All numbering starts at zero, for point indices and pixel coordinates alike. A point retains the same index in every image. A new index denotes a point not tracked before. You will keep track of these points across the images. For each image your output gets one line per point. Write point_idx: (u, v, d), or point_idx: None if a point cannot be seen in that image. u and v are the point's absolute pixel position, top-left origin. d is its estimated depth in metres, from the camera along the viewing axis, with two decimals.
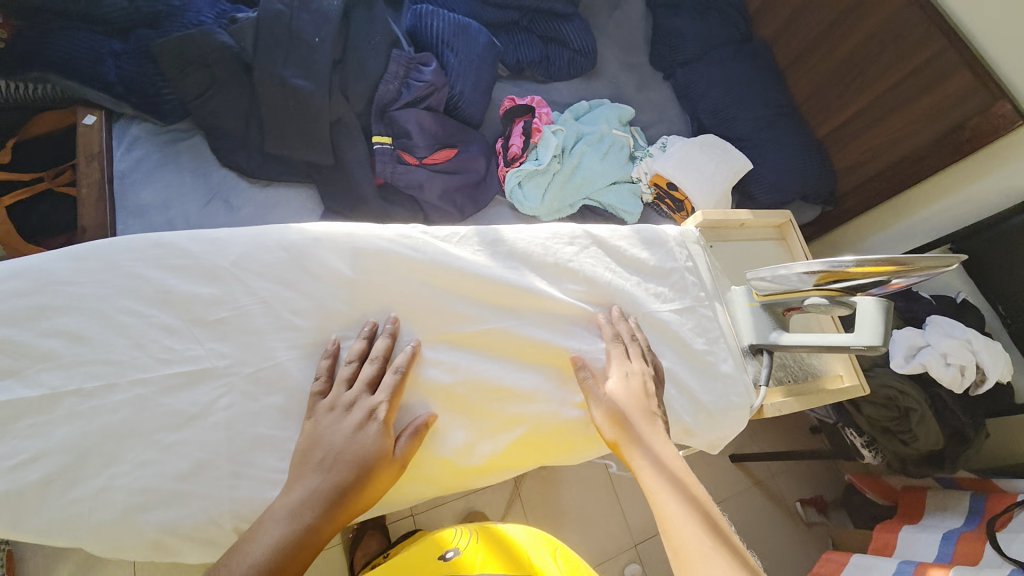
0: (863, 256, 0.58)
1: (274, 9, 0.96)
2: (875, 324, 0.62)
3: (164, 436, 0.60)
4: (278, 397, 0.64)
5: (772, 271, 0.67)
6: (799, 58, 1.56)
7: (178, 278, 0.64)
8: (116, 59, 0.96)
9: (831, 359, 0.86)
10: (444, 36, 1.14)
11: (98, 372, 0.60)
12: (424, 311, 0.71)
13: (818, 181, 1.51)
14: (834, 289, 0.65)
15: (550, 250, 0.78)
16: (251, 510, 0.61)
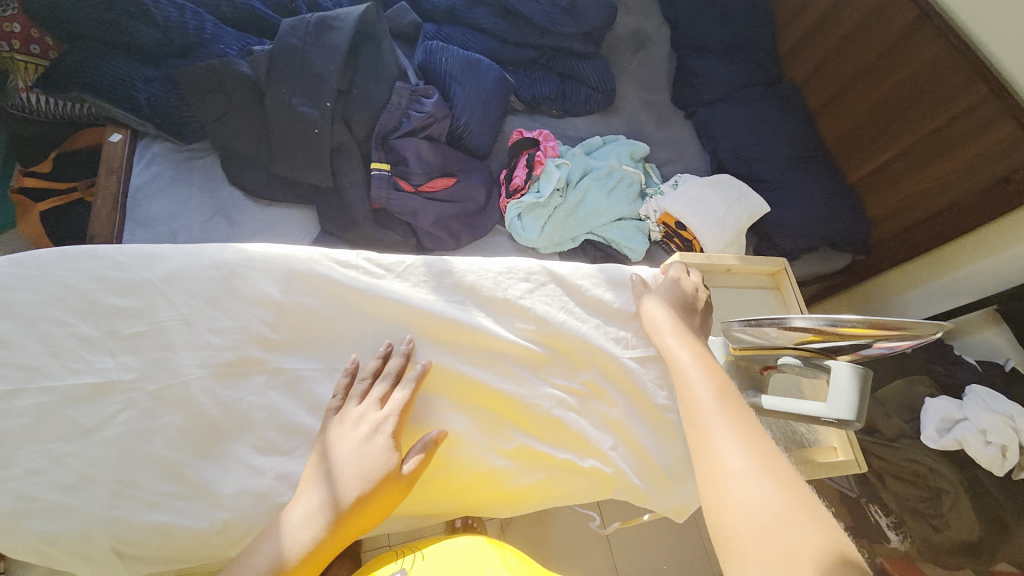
0: (843, 315, 0.52)
1: (289, 43, 1.02)
2: (848, 396, 0.55)
3: (57, 446, 0.60)
4: (176, 417, 0.63)
5: (746, 321, 0.60)
6: (831, 101, 1.49)
7: (124, 293, 0.65)
8: (147, 84, 1.04)
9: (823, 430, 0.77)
10: (453, 71, 1.17)
11: (9, 376, 0.61)
12: (354, 339, 0.70)
13: (849, 228, 1.41)
14: (808, 348, 0.59)
15: (501, 286, 0.75)
16: (131, 533, 0.58)
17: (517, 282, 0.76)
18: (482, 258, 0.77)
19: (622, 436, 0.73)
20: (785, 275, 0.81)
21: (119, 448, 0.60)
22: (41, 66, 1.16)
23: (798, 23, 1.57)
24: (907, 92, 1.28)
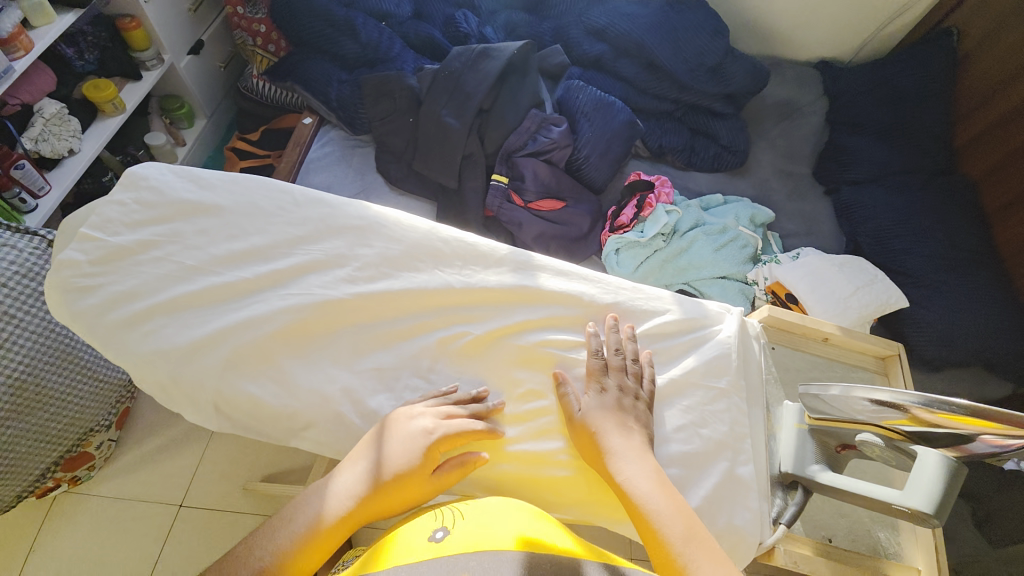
0: (935, 397, 0.47)
1: (452, 66, 1.19)
2: (930, 486, 0.50)
3: (187, 312, 0.60)
4: (267, 319, 0.60)
5: (822, 391, 0.55)
6: (1011, 206, 1.27)
7: (267, 199, 0.66)
8: (340, 84, 1.30)
9: (907, 542, 0.68)
10: (585, 108, 1.26)
11: (163, 235, 0.62)
12: (431, 304, 0.63)
13: (1009, 352, 1.16)
14: (894, 432, 0.53)
15: (585, 285, 0.66)
16: (221, 399, 0.59)
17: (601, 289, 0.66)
18: (575, 266, 0.67)
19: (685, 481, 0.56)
20: (897, 361, 0.70)
21: (240, 338, 0.59)
22: (266, 58, 1.53)
23: (981, 116, 1.38)
24: None
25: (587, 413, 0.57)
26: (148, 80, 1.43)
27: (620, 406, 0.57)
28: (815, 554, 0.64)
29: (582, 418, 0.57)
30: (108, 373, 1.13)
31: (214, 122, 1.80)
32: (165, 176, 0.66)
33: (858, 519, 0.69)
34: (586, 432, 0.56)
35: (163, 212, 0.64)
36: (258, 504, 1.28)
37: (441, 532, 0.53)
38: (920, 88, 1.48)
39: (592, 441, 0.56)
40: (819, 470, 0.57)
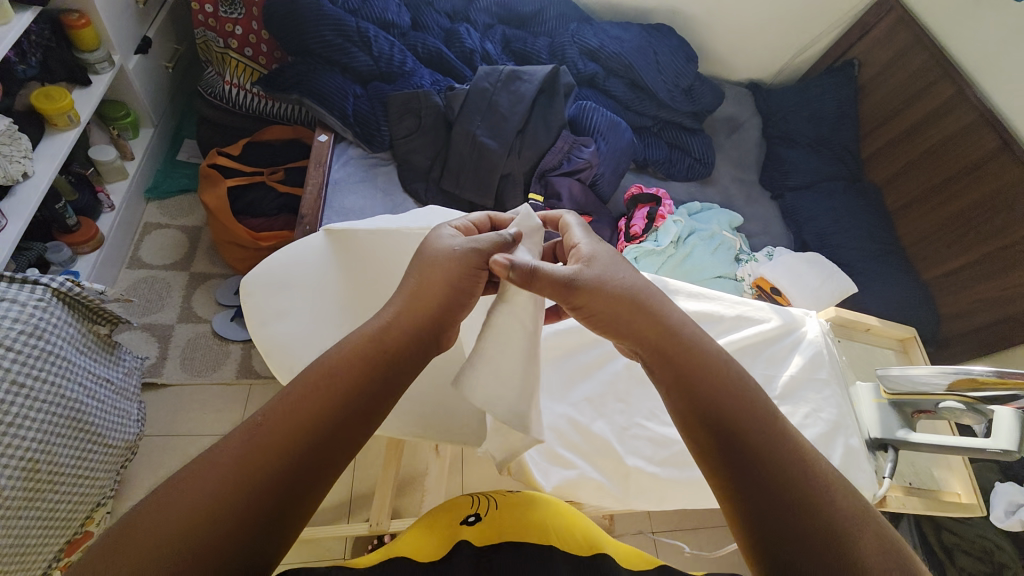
0: (1000, 369, 0.66)
1: (482, 87, 1.23)
2: (1011, 432, 0.68)
3: None
4: None
5: (904, 371, 0.73)
6: (909, 205, 1.60)
7: None
8: (355, 99, 1.26)
9: (947, 476, 0.86)
10: (601, 127, 1.36)
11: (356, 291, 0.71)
12: None
13: (920, 321, 1.50)
14: (969, 397, 0.71)
15: (722, 304, 0.77)
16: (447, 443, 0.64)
17: (732, 305, 0.78)
18: (700, 288, 0.78)
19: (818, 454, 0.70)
20: (914, 342, 0.92)
21: None
22: (254, 68, 1.39)
23: (885, 130, 1.66)
24: (979, 211, 1.42)
25: (605, 269, 0.55)
26: (99, 85, 1.26)
27: (612, 255, 0.57)
28: (905, 493, 0.81)
29: (601, 273, 0.54)
30: (116, 435, 1.00)
31: (161, 130, 1.57)
32: (338, 235, 0.72)
33: (913, 464, 0.86)
34: (610, 287, 0.54)
35: (344, 269, 0.71)
36: (299, 547, 1.20)
37: (474, 517, 0.61)
38: (836, 111, 1.74)
39: (637, 302, 0.54)
40: (909, 432, 0.74)
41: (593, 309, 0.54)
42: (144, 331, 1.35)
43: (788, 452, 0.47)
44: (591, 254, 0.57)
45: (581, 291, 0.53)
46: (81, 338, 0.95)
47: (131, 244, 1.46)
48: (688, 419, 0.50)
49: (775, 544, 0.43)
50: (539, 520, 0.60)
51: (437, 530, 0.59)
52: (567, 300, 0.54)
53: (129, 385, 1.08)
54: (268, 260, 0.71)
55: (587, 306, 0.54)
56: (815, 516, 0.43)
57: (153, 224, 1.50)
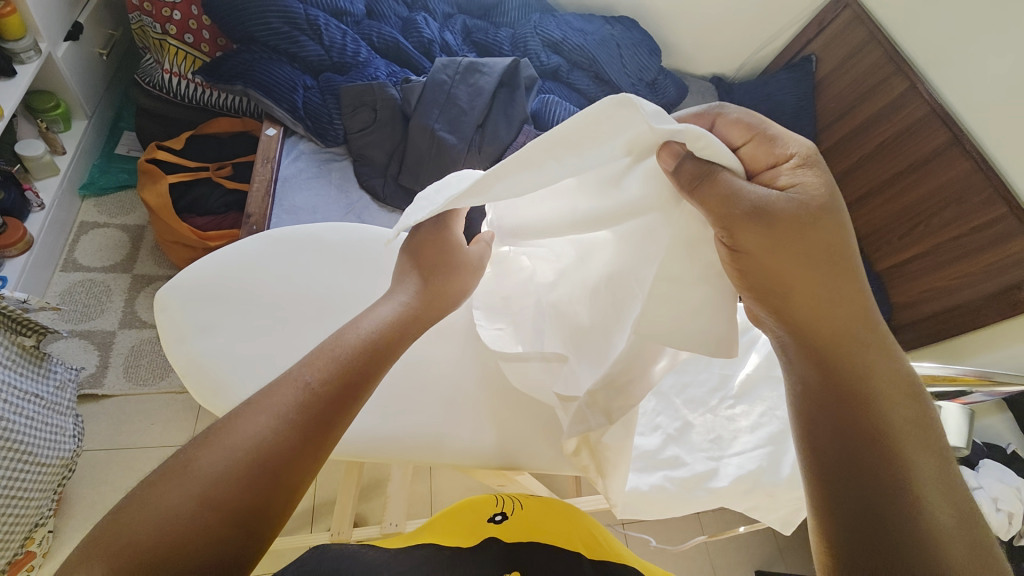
0: (947, 367, 0.70)
1: (439, 79, 1.19)
2: (959, 428, 0.69)
3: None
4: None
5: None
6: (862, 199, 1.64)
7: None
8: (306, 91, 1.20)
9: None
10: (563, 122, 1.33)
11: (283, 300, 0.70)
12: None
13: None
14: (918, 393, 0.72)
15: None
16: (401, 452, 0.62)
17: None
18: None
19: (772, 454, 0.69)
20: None
21: None
22: (196, 56, 1.29)
23: (841, 125, 1.69)
24: (927, 203, 1.45)
25: (801, 204, 0.48)
26: (25, 77, 1.14)
27: (816, 188, 0.49)
28: None
29: (798, 208, 0.48)
30: (51, 453, 0.92)
31: (97, 121, 1.45)
32: (259, 249, 0.73)
33: None
34: (801, 227, 0.48)
35: (268, 278, 0.71)
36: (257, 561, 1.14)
37: (500, 516, 0.62)
38: (795, 105, 1.77)
39: (824, 262, 0.49)
40: None
41: (753, 251, 0.49)
42: (82, 340, 1.25)
43: (916, 449, 0.47)
44: (797, 183, 0.49)
45: (758, 224, 0.48)
46: (3, 351, 0.88)
47: (66, 245, 1.35)
48: (822, 390, 0.50)
49: (863, 512, 0.45)
50: (562, 522, 0.62)
51: (469, 530, 0.60)
52: (730, 225, 0.48)
53: (62, 400, 0.99)
54: (185, 274, 0.70)
55: (745, 246, 0.49)
56: (898, 496, 0.45)
57: (89, 223, 1.40)
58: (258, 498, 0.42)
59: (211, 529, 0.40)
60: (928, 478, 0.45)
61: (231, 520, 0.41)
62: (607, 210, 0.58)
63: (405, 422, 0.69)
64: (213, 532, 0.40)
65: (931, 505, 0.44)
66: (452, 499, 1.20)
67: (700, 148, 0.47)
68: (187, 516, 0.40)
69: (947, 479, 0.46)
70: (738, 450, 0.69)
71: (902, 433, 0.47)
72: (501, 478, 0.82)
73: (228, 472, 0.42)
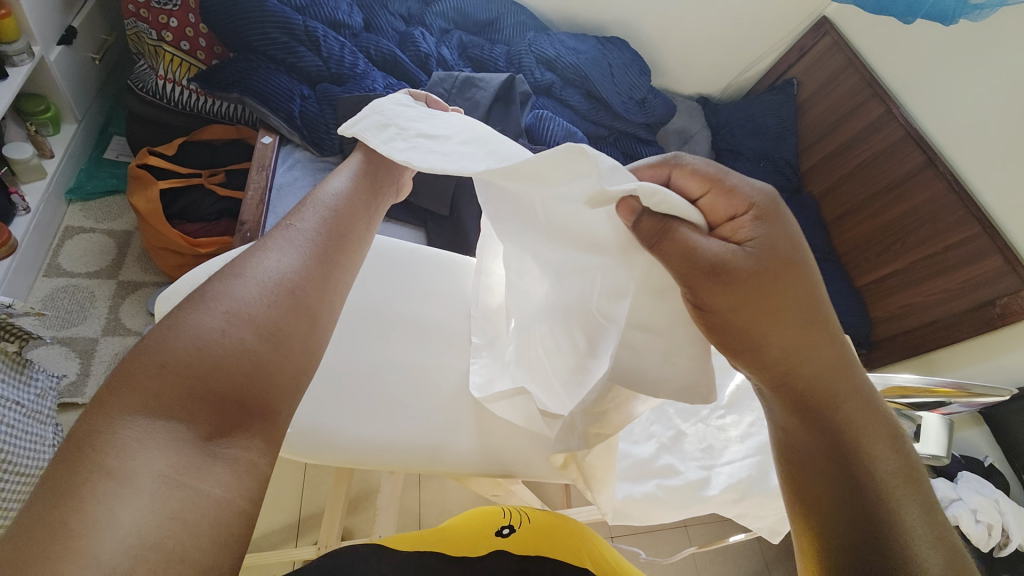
0: (929, 379, 0.72)
1: (437, 92, 1.21)
2: (939, 438, 0.72)
3: None
4: None
5: None
6: (843, 217, 1.69)
7: None
8: (303, 100, 1.21)
9: None
10: (557, 137, 1.36)
11: None
12: None
13: (857, 326, 1.57)
14: (901, 405, 0.74)
15: None
16: None
17: None
18: None
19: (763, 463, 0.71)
20: None
21: None
22: (191, 64, 1.29)
23: (823, 145, 1.75)
24: (904, 222, 1.51)
25: (757, 261, 0.49)
26: (16, 79, 1.13)
27: (773, 243, 0.50)
28: None
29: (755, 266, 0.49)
30: (30, 463, 0.88)
31: (86, 126, 1.44)
32: None
33: None
34: (760, 285, 0.49)
35: None
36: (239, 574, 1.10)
37: (508, 528, 0.62)
38: (778, 126, 1.83)
39: (797, 316, 0.51)
40: None
41: (717, 307, 0.49)
42: (63, 346, 1.22)
43: (905, 496, 0.48)
44: (755, 237, 0.50)
45: (717, 283, 0.48)
46: None
47: (49, 250, 1.32)
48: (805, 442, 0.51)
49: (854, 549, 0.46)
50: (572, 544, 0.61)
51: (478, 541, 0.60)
52: (692, 283, 0.48)
53: (44, 408, 0.96)
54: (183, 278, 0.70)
55: (710, 304, 0.49)
56: (893, 547, 0.45)
57: (75, 228, 1.37)
58: (287, 325, 0.45)
59: (216, 393, 0.40)
60: (917, 529, 0.46)
61: (265, 337, 0.43)
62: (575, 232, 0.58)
63: (398, 431, 0.69)
64: (218, 395, 0.40)
65: (920, 552, 0.45)
66: (441, 510, 1.18)
67: (656, 204, 0.46)
68: (177, 399, 0.38)
69: (936, 529, 0.47)
70: (730, 459, 0.70)
71: (888, 482, 0.49)
72: (495, 488, 0.82)
73: (237, 324, 0.43)
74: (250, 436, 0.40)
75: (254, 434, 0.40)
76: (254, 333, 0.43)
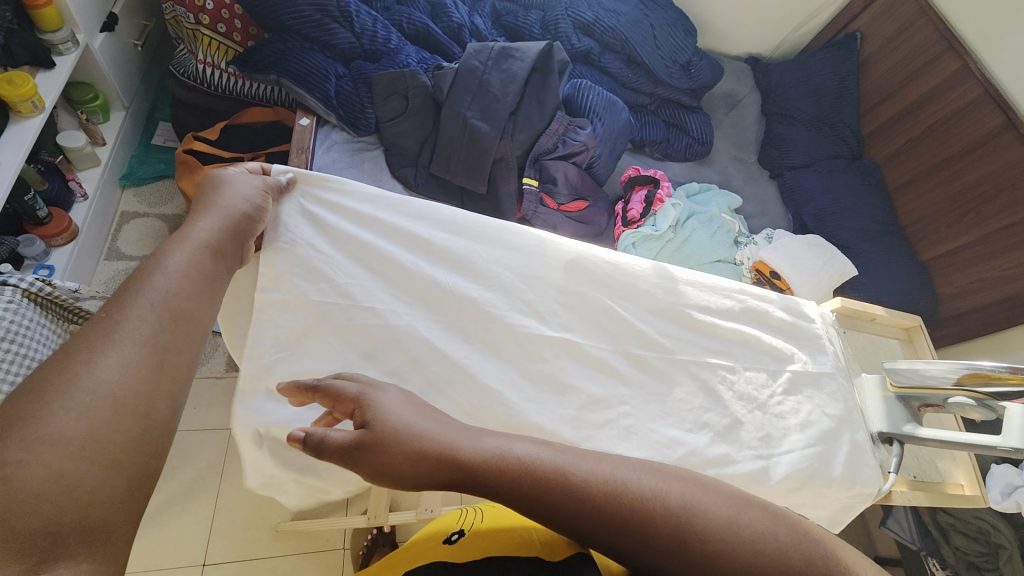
0: (1011, 365, 0.62)
1: (472, 64, 1.17)
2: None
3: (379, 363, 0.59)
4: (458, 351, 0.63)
5: (908, 365, 0.71)
6: (910, 183, 1.54)
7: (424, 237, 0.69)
8: (338, 80, 1.19)
9: (951, 466, 0.85)
10: (596, 107, 1.29)
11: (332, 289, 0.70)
12: (597, 325, 0.69)
13: (921, 302, 1.45)
14: (981, 393, 0.67)
15: (731, 300, 0.76)
16: None
17: (740, 298, 0.77)
18: (704, 278, 0.77)
19: (824, 454, 0.68)
20: (919, 331, 0.92)
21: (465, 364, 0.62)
22: (228, 46, 1.30)
23: (887, 107, 1.61)
24: (982, 188, 1.37)
25: (389, 424, 0.49)
26: (64, 68, 1.17)
27: (399, 392, 0.54)
28: (911, 488, 0.78)
29: (387, 430, 0.49)
30: None
31: (133, 112, 1.48)
32: None
33: (919, 456, 0.83)
34: (404, 441, 0.48)
35: None
36: (294, 541, 1.16)
37: (456, 535, 0.67)
38: (837, 86, 1.67)
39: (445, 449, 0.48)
40: (919, 426, 0.72)
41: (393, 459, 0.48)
42: None
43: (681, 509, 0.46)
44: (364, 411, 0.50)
45: (364, 450, 0.48)
46: (55, 340, 0.88)
47: (109, 235, 1.39)
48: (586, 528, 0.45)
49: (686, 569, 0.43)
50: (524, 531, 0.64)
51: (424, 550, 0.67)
52: (354, 460, 0.48)
53: None
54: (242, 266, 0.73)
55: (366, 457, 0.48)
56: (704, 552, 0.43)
57: (130, 213, 1.43)
58: (107, 441, 0.42)
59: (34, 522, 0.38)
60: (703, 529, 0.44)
61: (91, 459, 0.41)
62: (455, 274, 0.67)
63: None
64: (40, 523, 0.38)
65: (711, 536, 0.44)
66: None
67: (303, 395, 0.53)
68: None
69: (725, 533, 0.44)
70: (789, 447, 0.67)
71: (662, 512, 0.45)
72: None
73: (61, 453, 0.40)
74: (77, 559, 0.38)
75: (83, 554, 0.39)
76: (63, 456, 0.40)
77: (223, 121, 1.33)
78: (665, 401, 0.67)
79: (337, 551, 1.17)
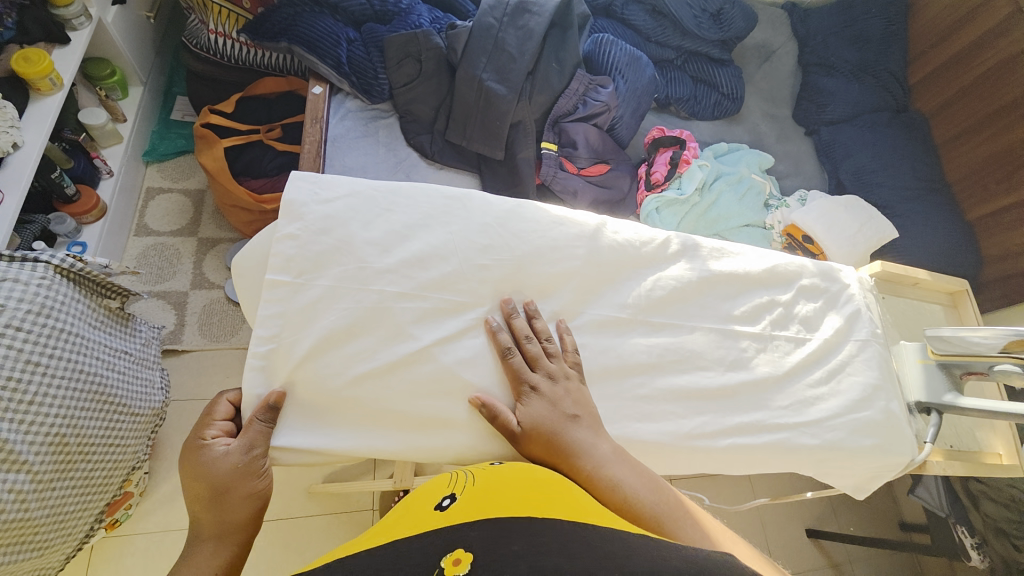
0: None
1: (486, 22, 1.11)
2: None
3: (395, 336, 0.59)
4: (474, 323, 0.62)
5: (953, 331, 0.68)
6: (960, 137, 1.43)
7: (437, 206, 0.66)
8: (349, 45, 1.15)
9: (988, 435, 0.81)
10: (619, 63, 1.22)
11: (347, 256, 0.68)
12: (614, 295, 0.67)
13: (963, 265, 1.36)
14: None
15: (762, 267, 0.72)
16: (450, 418, 0.59)
17: (770, 265, 0.72)
18: (728, 244, 0.73)
19: (857, 426, 0.65)
20: (965, 296, 0.87)
21: (482, 332, 0.61)
22: (238, 13, 1.26)
23: (938, 52, 1.47)
24: None
25: (527, 424, 0.57)
26: (80, 44, 1.16)
27: (555, 399, 0.58)
28: (946, 458, 0.75)
29: (525, 433, 0.57)
30: (142, 403, 0.99)
31: (151, 87, 1.48)
32: None
33: (955, 426, 0.80)
34: (540, 440, 0.57)
35: None
36: (327, 501, 1.22)
37: (448, 500, 0.55)
38: (883, 32, 1.54)
39: (586, 441, 0.57)
40: (961, 395, 0.69)
41: (539, 428, 0.57)
42: (160, 299, 1.33)
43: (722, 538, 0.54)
44: (531, 400, 0.59)
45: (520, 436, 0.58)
46: (92, 313, 0.93)
47: (136, 211, 1.42)
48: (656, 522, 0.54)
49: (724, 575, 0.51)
50: (536, 493, 0.53)
51: (413, 519, 0.55)
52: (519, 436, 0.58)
53: (147, 356, 1.07)
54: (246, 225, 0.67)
55: (526, 427, 0.58)
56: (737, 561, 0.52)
57: (155, 189, 1.46)
58: None
59: None
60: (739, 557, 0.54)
61: None
62: (472, 244, 0.64)
63: None
64: None
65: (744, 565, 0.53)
66: None
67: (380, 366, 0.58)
68: None
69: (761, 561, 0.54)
70: (818, 418, 0.65)
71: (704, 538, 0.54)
72: None
73: None
74: None
75: None
76: None
77: (238, 94, 1.33)
78: (691, 373, 0.65)
79: (366, 511, 1.24)
